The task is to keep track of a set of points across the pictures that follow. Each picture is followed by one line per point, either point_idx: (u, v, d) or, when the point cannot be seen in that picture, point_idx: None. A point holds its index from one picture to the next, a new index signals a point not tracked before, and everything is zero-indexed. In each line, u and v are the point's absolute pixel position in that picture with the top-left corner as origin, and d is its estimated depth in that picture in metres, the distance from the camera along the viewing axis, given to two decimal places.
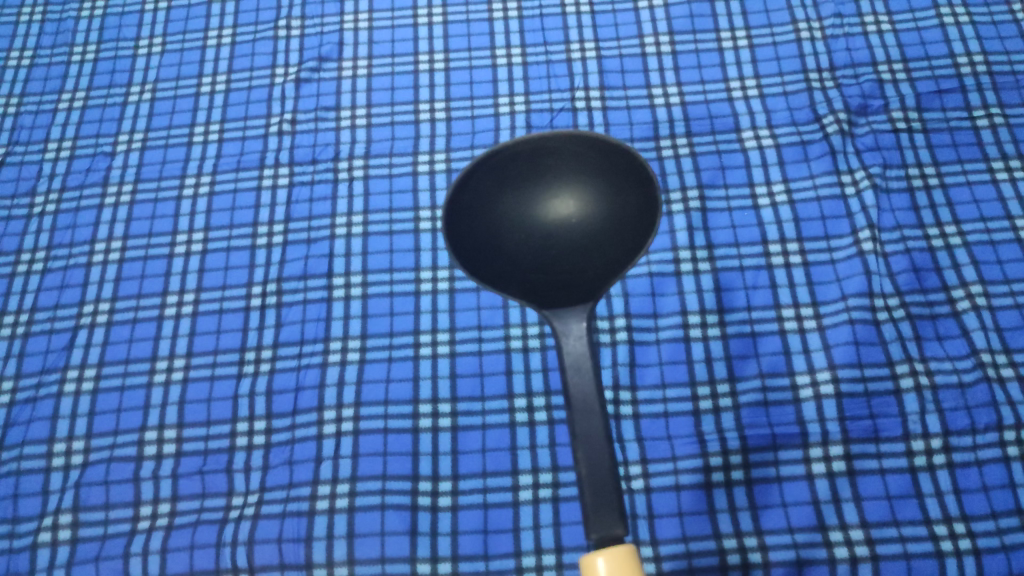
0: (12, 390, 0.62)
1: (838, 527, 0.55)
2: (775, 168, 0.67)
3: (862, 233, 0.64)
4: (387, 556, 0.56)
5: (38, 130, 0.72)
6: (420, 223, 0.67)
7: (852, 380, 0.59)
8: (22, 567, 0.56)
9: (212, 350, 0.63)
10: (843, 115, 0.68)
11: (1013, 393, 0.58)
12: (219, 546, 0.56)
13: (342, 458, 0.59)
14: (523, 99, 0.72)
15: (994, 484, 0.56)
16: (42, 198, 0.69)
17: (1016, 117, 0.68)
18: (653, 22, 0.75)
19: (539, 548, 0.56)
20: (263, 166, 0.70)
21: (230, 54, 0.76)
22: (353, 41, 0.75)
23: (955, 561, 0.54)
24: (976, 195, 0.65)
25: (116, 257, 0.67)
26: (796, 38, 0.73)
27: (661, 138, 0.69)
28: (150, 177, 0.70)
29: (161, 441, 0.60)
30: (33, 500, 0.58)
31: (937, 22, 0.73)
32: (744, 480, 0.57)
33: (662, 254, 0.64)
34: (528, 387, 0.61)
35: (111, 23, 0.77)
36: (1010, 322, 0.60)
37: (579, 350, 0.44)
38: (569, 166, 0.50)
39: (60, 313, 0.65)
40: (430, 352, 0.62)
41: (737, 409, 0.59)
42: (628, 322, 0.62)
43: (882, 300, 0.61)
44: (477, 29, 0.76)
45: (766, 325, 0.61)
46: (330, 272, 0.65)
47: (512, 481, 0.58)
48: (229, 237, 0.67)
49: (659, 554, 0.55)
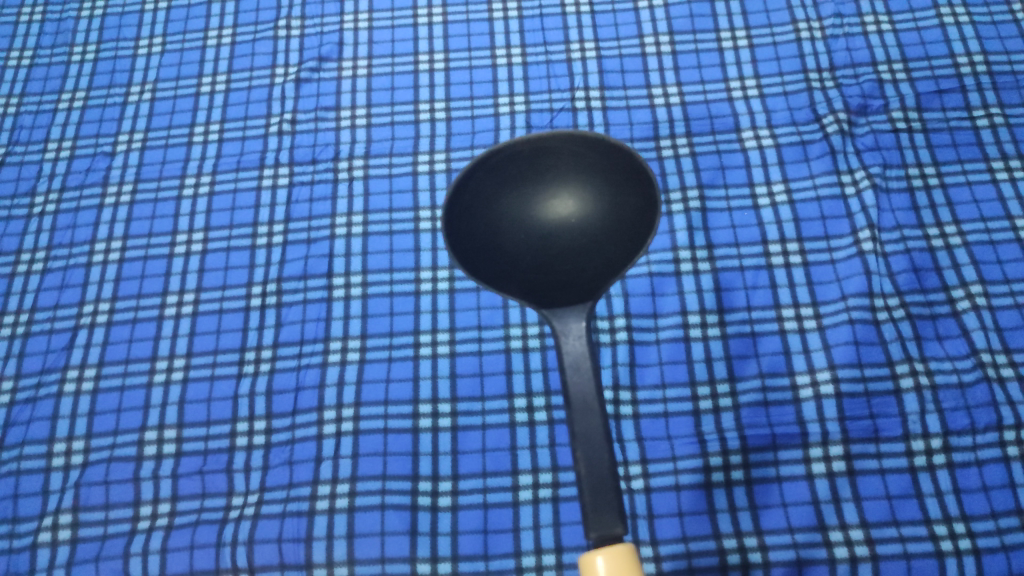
0: (12, 389, 0.62)
1: (838, 527, 0.55)
2: (775, 168, 0.67)
3: (862, 233, 0.64)
4: (387, 556, 0.56)
5: (37, 130, 0.72)
6: (420, 223, 0.67)
7: (852, 380, 0.59)
8: (23, 567, 0.56)
9: (212, 350, 0.63)
10: (843, 115, 0.68)
11: (1013, 393, 0.58)
12: (218, 546, 0.56)
13: (342, 458, 0.59)
14: (523, 99, 0.72)
15: (994, 484, 0.56)
16: (42, 197, 0.69)
17: (1016, 117, 0.68)
18: (653, 22, 0.75)
19: (538, 548, 0.56)
20: (263, 166, 0.70)
21: (230, 54, 0.76)
22: (353, 41, 0.75)
23: (956, 561, 0.54)
24: (976, 195, 0.65)
25: (116, 257, 0.67)
26: (796, 38, 0.73)
27: (661, 138, 0.69)
28: (150, 177, 0.70)
29: (161, 441, 0.60)
30: (33, 500, 0.58)
31: (937, 22, 0.73)
32: (744, 480, 0.57)
33: (662, 254, 0.64)
34: (528, 387, 0.61)
35: (111, 23, 0.77)
36: (1010, 322, 0.60)
37: (578, 349, 0.44)
38: (569, 166, 0.51)
39: (60, 313, 0.65)
40: (430, 352, 0.62)
41: (737, 409, 0.59)
42: (628, 322, 0.62)
43: (882, 300, 0.61)
44: (477, 29, 0.76)
45: (766, 325, 0.61)
46: (330, 272, 0.65)
47: (512, 481, 0.58)
48: (229, 237, 0.67)
49: (659, 554, 0.55)
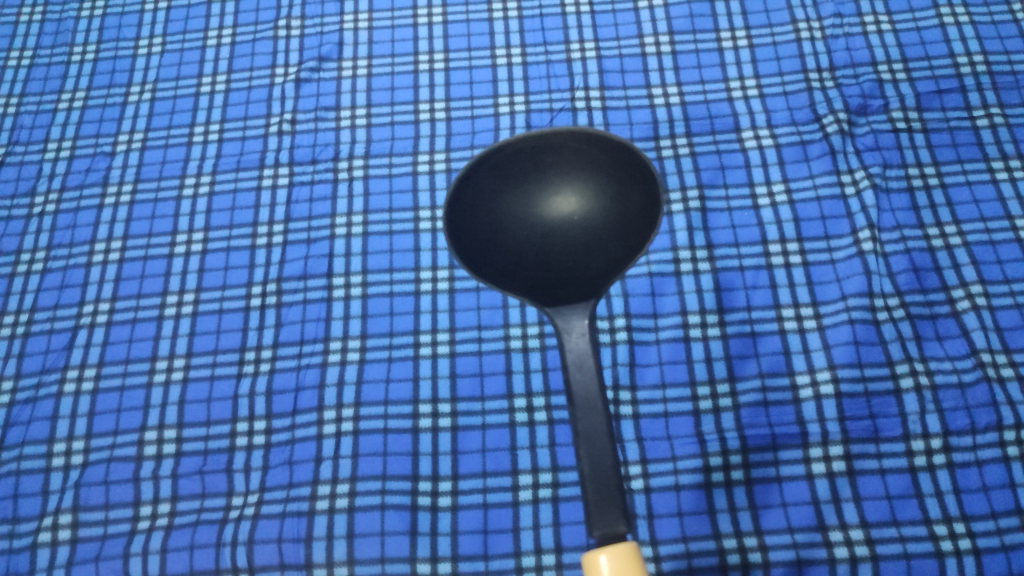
0: (13, 390, 0.62)
1: (838, 527, 0.55)
2: (775, 168, 0.67)
3: (862, 233, 0.64)
4: (386, 556, 0.56)
5: (38, 130, 0.72)
6: (420, 223, 0.67)
7: (852, 380, 0.59)
8: (23, 568, 0.56)
9: (212, 350, 0.63)
10: (843, 115, 0.68)
11: (1013, 393, 0.58)
12: (219, 546, 0.56)
13: (342, 458, 0.59)
14: (523, 99, 0.72)
15: (994, 484, 0.56)
16: (41, 198, 0.69)
17: (1015, 117, 0.68)
18: (653, 22, 0.75)
19: (538, 548, 0.56)
20: (263, 166, 0.70)
21: (230, 54, 0.76)
22: (353, 41, 0.75)
23: (956, 561, 0.54)
24: (976, 195, 0.65)
25: (116, 257, 0.67)
26: (796, 38, 0.73)
27: (661, 138, 0.69)
28: (150, 177, 0.70)
29: (161, 441, 0.60)
30: (33, 500, 0.58)
31: (937, 23, 0.73)
32: (744, 480, 0.57)
33: (662, 254, 0.64)
34: (528, 387, 0.61)
35: (111, 23, 0.77)
36: (1011, 322, 0.60)
37: (581, 347, 0.44)
38: (572, 162, 0.50)
39: (59, 313, 0.65)
40: (430, 352, 0.62)
41: (737, 409, 0.59)
42: (628, 322, 0.62)
43: (882, 300, 0.61)
44: (477, 29, 0.76)
45: (766, 325, 0.61)
46: (330, 272, 0.65)
47: (512, 481, 0.58)
48: (229, 237, 0.67)
49: (659, 554, 0.55)
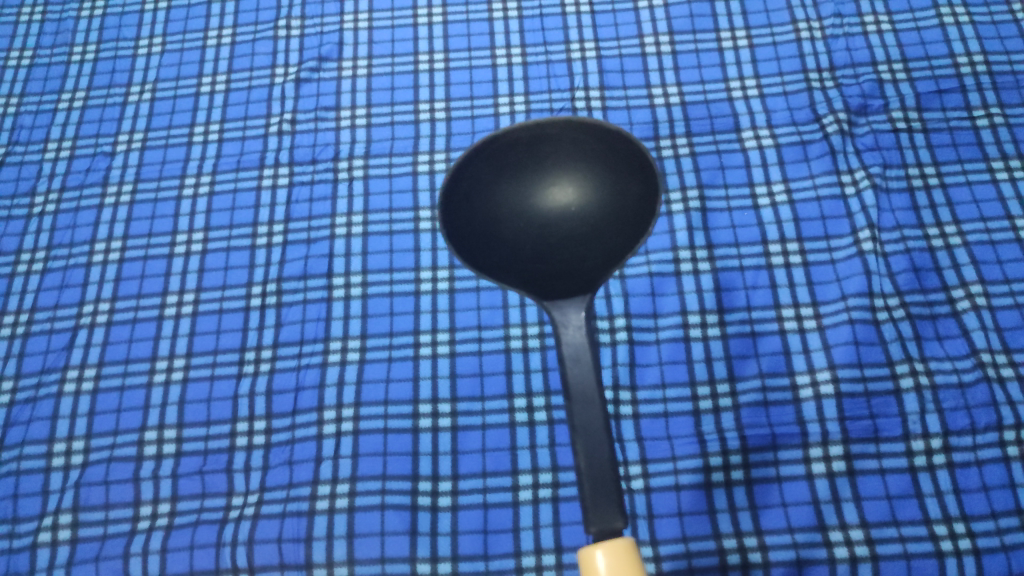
0: (12, 389, 0.62)
1: (838, 527, 0.55)
2: (775, 168, 0.67)
3: (862, 233, 0.64)
4: (386, 556, 0.56)
5: (38, 130, 0.72)
6: (420, 223, 0.67)
7: (852, 380, 0.59)
8: (22, 567, 0.56)
9: (212, 350, 0.63)
10: (843, 115, 0.68)
11: (1013, 393, 0.58)
12: (218, 546, 0.56)
13: (342, 458, 0.59)
14: (523, 99, 0.72)
15: (993, 484, 0.56)
16: (41, 197, 0.69)
17: (1015, 116, 0.68)
18: (653, 22, 0.75)
19: (538, 548, 0.56)
20: (263, 166, 0.70)
21: (230, 54, 0.76)
22: (353, 41, 0.75)
23: (955, 561, 0.54)
24: (975, 194, 0.65)
25: (116, 257, 0.67)
26: (796, 38, 0.73)
27: (661, 138, 0.69)
28: (150, 177, 0.70)
29: (161, 441, 0.60)
30: (33, 500, 0.58)
31: (937, 22, 0.73)
32: (744, 480, 0.57)
33: (662, 254, 0.64)
34: (529, 387, 0.60)
35: (111, 23, 0.77)
36: (1011, 323, 0.60)
37: (579, 340, 0.44)
38: (569, 152, 0.50)
39: (59, 313, 0.65)
40: (430, 352, 0.62)
41: (737, 409, 0.59)
42: (628, 322, 0.62)
43: (882, 300, 0.61)
44: (477, 29, 0.76)
45: (766, 325, 0.61)
46: (330, 272, 0.65)
47: (512, 481, 0.58)
48: (229, 237, 0.67)
49: (659, 554, 0.55)
